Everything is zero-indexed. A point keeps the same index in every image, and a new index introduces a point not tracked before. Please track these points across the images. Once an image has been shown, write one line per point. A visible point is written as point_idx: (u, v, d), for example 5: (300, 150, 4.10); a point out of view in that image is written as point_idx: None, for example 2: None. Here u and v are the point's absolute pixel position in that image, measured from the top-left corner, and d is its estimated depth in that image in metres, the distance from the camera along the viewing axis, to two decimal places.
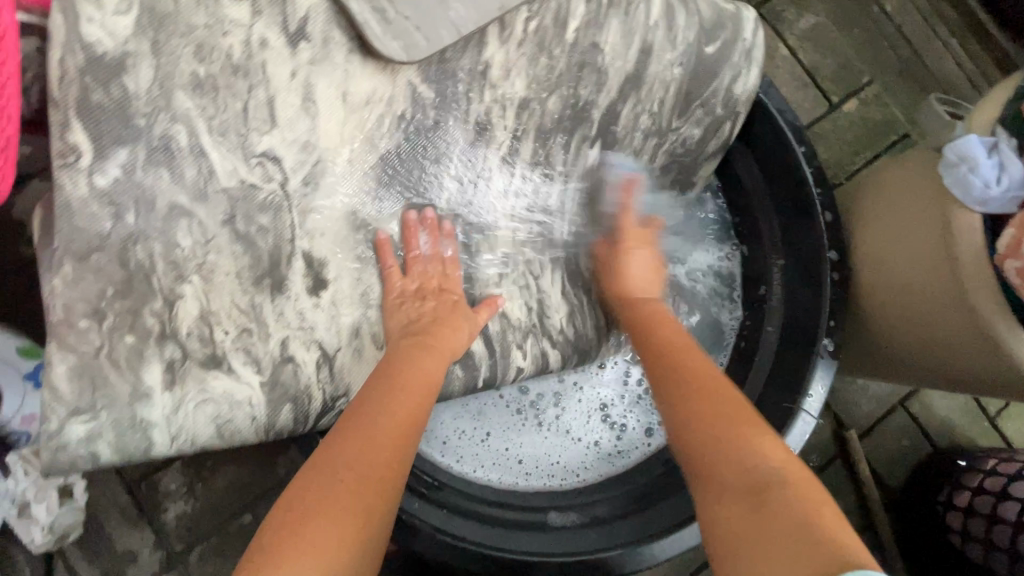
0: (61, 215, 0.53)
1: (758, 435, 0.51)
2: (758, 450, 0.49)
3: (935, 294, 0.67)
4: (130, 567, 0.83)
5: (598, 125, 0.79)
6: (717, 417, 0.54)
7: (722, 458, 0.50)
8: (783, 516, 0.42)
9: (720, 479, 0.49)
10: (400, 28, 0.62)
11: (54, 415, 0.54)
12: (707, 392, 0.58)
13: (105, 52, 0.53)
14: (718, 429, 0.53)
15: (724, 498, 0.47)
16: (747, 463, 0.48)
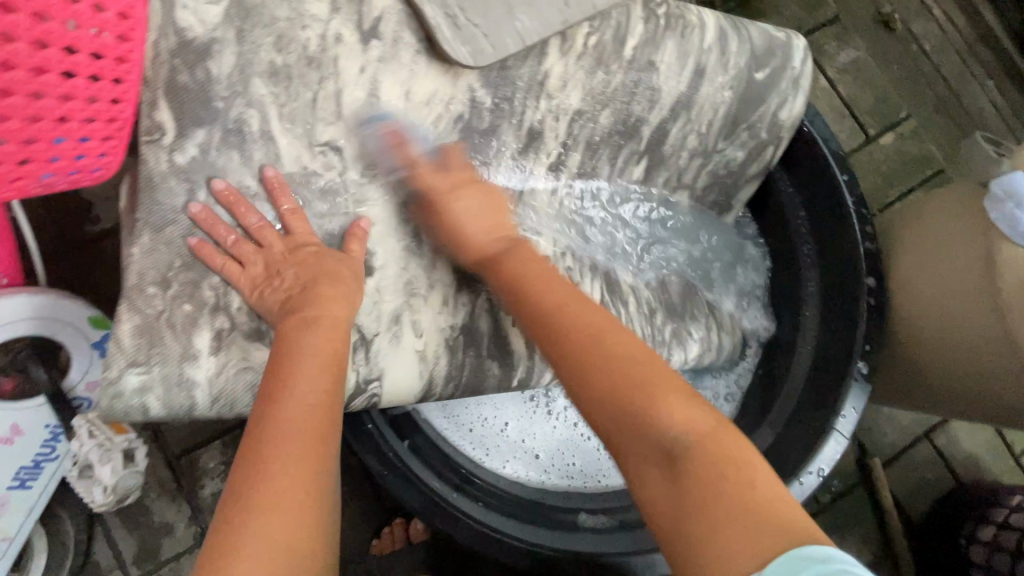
0: (144, 190, 0.57)
1: (662, 395, 0.48)
2: (665, 415, 0.48)
3: (974, 323, 0.68)
4: (166, 538, 0.90)
5: (648, 142, 0.81)
6: (619, 383, 0.50)
7: (637, 436, 0.48)
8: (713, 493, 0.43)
9: (636, 457, 0.48)
10: (469, 35, 0.64)
11: (114, 363, 0.55)
12: (603, 352, 0.53)
13: (195, 37, 0.56)
14: (627, 401, 0.49)
15: (649, 471, 0.47)
16: (662, 433, 0.47)
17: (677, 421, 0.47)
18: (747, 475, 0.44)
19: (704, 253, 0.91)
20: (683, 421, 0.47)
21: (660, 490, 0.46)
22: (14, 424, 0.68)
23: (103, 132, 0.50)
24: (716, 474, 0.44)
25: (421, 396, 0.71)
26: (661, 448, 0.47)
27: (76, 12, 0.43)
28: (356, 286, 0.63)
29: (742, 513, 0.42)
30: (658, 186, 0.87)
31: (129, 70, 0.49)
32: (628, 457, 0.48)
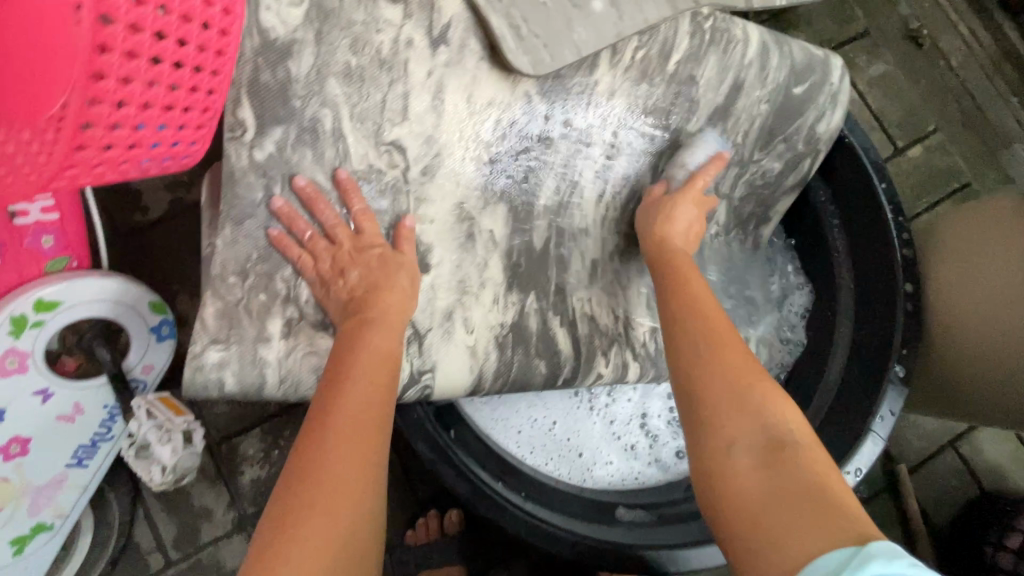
0: (226, 184, 0.60)
1: (782, 401, 0.53)
2: (777, 410, 0.53)
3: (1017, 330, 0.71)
4: (206, 522, 0.91)
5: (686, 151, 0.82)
6: (741, 376, 0.55)
7: (752, 420, 0.52)
8: (805, 485, 0.47)
9: (739, 437, 0.51)
10: (531, 45, 0.66)
11: (198, 339, 0.59)
12: (726, 346, 0.57)
13: (278, 38, 0.58)
14: (750, 393, 0.53)
15: (740, 454, 0.51)
16: (766, 423, 0.52)
17: (793, 424, 0.52)
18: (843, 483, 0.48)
19: (742, 262, 0.92)
20: (793, 418, 0.52)
21: (753, 473, 0.49)
22: (77, 403, 0.70)
23: (198, 120, 0.48)
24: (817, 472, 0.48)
25: (471, 391, 0.72)
26: (764, 433, 0.51)
27: (190, 6, 0.40)
28: (412, 290, 0.65)
29: (835, 506, 0.45)
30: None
31: (227, 60, 0.46)
32: (723, 435, 0.52)
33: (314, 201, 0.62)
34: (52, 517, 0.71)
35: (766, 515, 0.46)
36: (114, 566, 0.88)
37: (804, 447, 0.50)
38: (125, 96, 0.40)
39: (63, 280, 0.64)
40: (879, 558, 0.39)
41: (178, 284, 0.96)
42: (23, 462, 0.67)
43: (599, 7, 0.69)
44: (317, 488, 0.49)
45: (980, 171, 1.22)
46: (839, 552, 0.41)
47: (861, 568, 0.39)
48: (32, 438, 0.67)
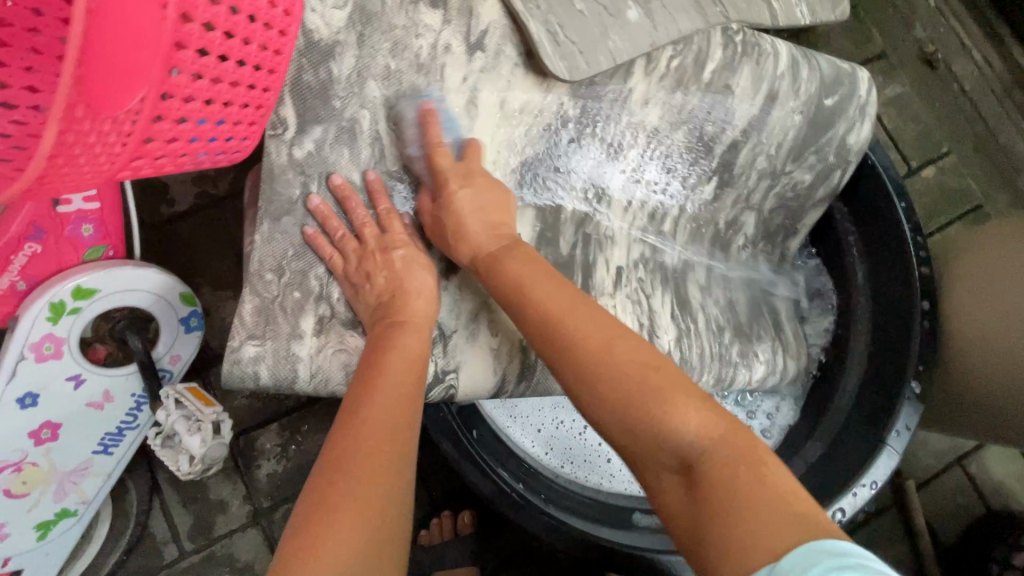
0: (266, 181, 0.61)
1: (674, 399, 0.50)
2: (676, 420, 0.49)
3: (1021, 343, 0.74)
4: (221, 516, 0.92)
5: (719, 161, 0.85)
6: (630, 390, 0.51)
7: (649, 443, 0.50)
8: (729, 501, 0.44)
9: (654, 463, 0.50)
10: (567, 51, 0.67)
11: (236, 334, 0.60)
12: (605, 361, 0.53)
13: (321, 39, 0.59)
14: (638, 403, 0.50)
15: (666, 481, 0.50)
16: (663, 440, 0.49)
17: (692, 426, 0.49)
18: (756, 473, 0.45)
19: (771, 275, 0.95)
20: (697, 424, 0.49)
21: (680, 492, 0.49)
22: (107, 391, 0.71)
23: (251, 117, 0.49)
24: (729, 477, 0.45)
25: (492, 394, 0.72)
26: (669, 453, 0.49)
27: (256, 8, 0.42)
28: (432, 295, 0.65)
29: (747, 513, 0.43)
30: (726, 207, 0.90)
31: (282, 60, 0.48)
32: (647, 464, 0.51)
33: (348, 200, 0.63)
34: (76, 502, 0.73)
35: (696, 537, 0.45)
36: (128, 555, 0.88)
37: (715, 457, 0.47)
38: (195, 91, 0.41)
39: (99, 268, 0.65)
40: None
41: (201, 277, 0.97)
42: (53, 447, 0.69)
43: (634, 16, 0.70)
44: (349, 484, 0.49)
45: (991, 193, 1.24)
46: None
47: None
48: (63, 424, 0.69)
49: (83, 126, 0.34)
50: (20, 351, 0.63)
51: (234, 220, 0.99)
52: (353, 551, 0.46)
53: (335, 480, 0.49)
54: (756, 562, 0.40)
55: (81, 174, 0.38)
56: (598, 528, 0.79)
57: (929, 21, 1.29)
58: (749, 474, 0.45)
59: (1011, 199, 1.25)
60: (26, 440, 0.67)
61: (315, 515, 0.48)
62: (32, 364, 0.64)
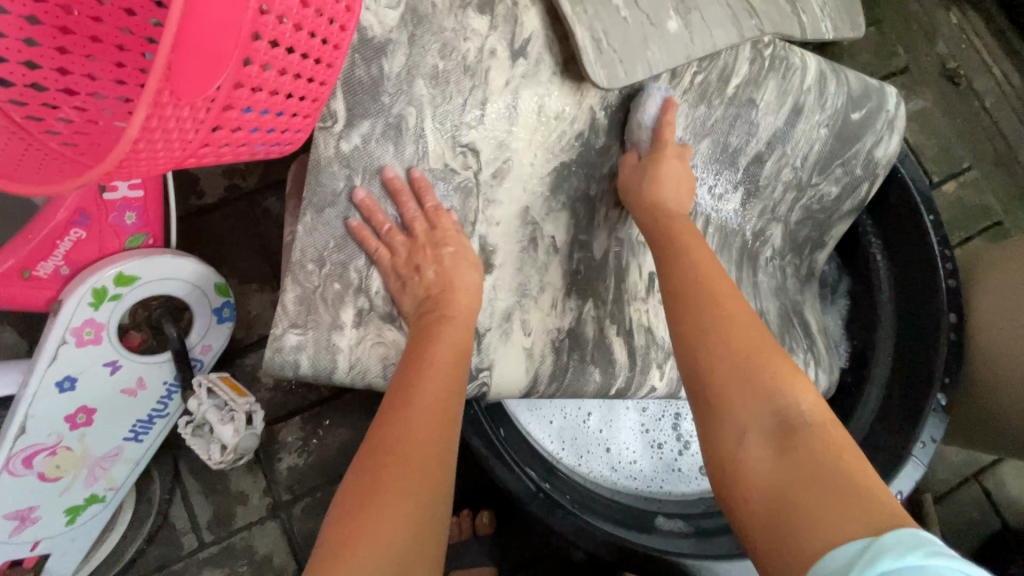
0: (311, 172, 0.62)
1: (790, 375, 0.51)
2: (790, 387, 0.50)
3: None
4: (241, 507, 0.92)
5: (745, 173, 0.87)
6: (745, 350, 0.52)
7: (758, 401, 0.50)
8: (826, 477, 0.44)
9: (750, 424, 0.49)
10: (608, 59, 0.67)
11: (278, 323, 0.61)
12: (727, 319, 0.55)
13: (374, 36, 0.60)
14: (755, 365, 0.52)
15: (748, 443, 0.49)
16: (775, 403, 0.49)
17: (804, 402, 0.50)
18: (860, 463, 0.46)
19: (798, 288, 0.98)
20: (808, 398, 0.50)
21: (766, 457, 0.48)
22: (140, 378, 0.72)
23: (306, 110, 0.48)
24: (832, 456, 0.46)
25: (525, 391, 0.73)
26: (773, 416, 0.49)
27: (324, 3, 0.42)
28: (476, 297, 0.66)
29: (849, 490, 0.43)
30: (753, 219, 0.91)
31: (340, 55, 0.47)
32: (731, 423, 0.50)
33: (400, 192, 0.64)
34: (105, 489, 0.74)
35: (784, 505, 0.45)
36: (148, 544, 0.88)
37: (820, 431, 0.48)
38: (262, 81, 0.41)
39: (142, 256, 0.66)
40: (893, 551, 0.37)
41: (228, 268, 0.97)
42: (87, 432, 0.70)
43: (673, 28, 0.71)
44: (401, 471, 0.50)
45: (1012, 210, 1.25)
46: (853, 545, 0.39)
47: (874, 565, 0.37)
48: (98, 409, 0.70)
49: (164, 111, 0.35)
50: (62, 335, 0.64)
51: (262, 214, 1.00)
52: (401, 538, 0.47)
53: (387, 465, 0.51)
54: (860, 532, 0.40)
55: (155, 159, 0.38)
56: (624, 528, 0.82)
57: (952, 38, 1.30)
58: (849, 456, 0.46)
59: None
60: (62, 424, 0.67)
61: (366, 498, 0.49)
62: (73, 349, 0.65)
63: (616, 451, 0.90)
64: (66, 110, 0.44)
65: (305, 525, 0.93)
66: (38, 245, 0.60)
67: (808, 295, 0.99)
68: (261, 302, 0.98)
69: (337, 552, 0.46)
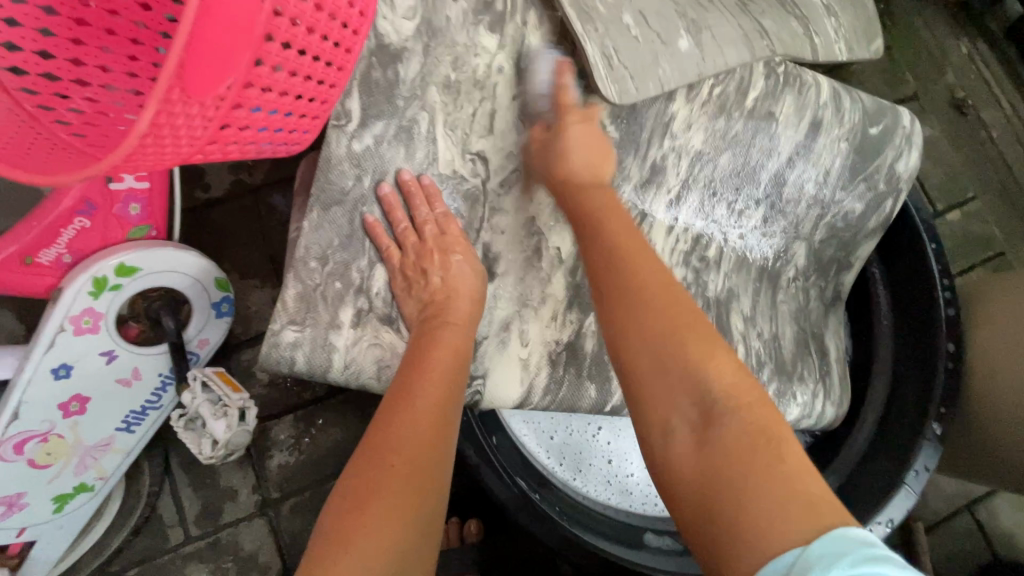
0: (321, 169, 0.62)
1: (713, 353, 0.50)
2: (711, 368, 0.49)
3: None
4: (229, 502, 0.91)
5: (766, 188, 0.87)
6: (665, 333, 0.52)
7: (679, 388, 0.49)
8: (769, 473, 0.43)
9: (673, 416, 0.49)
10: (619, 75, 0.66)
11: (277, 318, 0.61)
12: (657, 303, 0.54)
13: (391, 43, 0.61)
14: (673, 347, 0.51)
15: (675, 431, 0.49)
16: (694, 388, 0.49)
17: (725, 379, 0.49)
18: (786, 450, 0.45)
19: (819, 310, 0.96)
20: (731, 378, 0.49)
21: (689, 447, 0.47)
22: (136, 368, 0.72)
23: (315, 111, 0.49)
24: (754, 445, 0.45)
25: (518, 404, 0.72)
26: (696, 400, 0.48)
27: (337, 6, 0.43)
28: (479, 305, 0.67)
29: (790, 484, 0.42)
30: (777, 236, 0.91)
31: (352, 58, 0.47)
32: (656, 414, 0.50)
33: (414, 197, 0.65)
34: (95, 478, 0.74)
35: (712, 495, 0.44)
36: (135, 535, 0.88)
37: (745, 412, 0.47)
38: (273, 81, 0.42)
39: (144, 247, 0.66)
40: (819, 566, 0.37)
41: (230, 263, 0.98)
42: (80, 421, 0.70)
43: (684, 46, 0.72)
44: (397, 471, 0.51)
45: (1015, 243, 1.25)
46: (783, 559, 0.39)
47: None
48: (92, 398, 0.70)
49: (174, 107, 0.35)
50: (60, 322, 0.64)
51: (268, 210, 1.00)
52: (391, 540, 0.47)
53: (389, 463, 0.51)
54: (779, 544, 0.39)
55: (162, 154, 0.38)
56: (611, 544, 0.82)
57: (961, 68, 1.31)
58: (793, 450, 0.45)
59: None
60: (55, 412, 0.67)
61: (359, 499, 0.49)
62: (70, 336, 0.65)
63: (615, 461, 0.90)
64: (77, 100, 0.44)
65: (292, 524, 0.93)
66: (42, 232, 0.60)
67: (829, 321, 0.96)
68: (261, 297, 0.98)
69: (328, 550, 0.46)
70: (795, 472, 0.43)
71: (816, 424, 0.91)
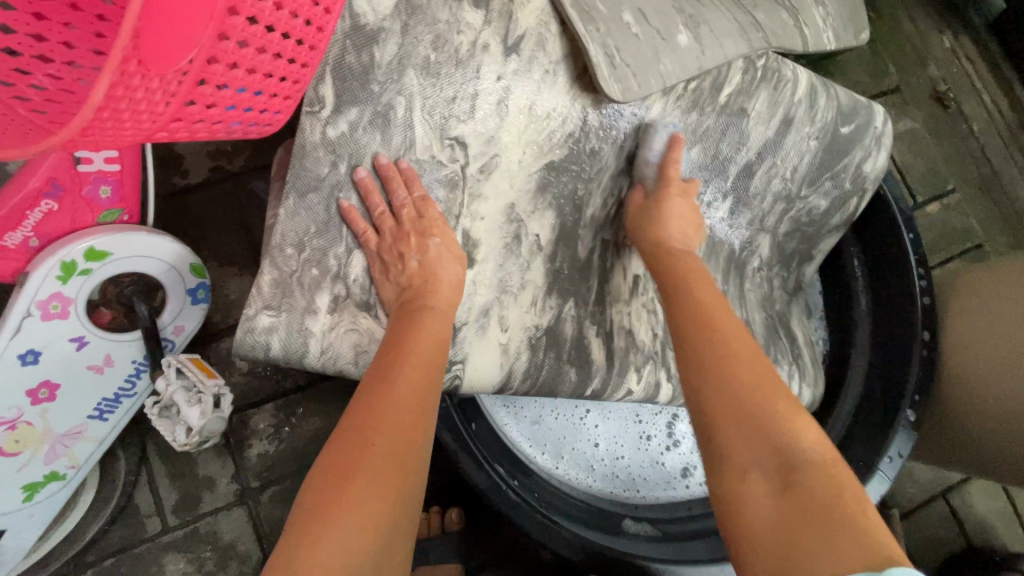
0: (296, 156, 0.62)
1: (795, 416, 0.53)
2: (793, 430, 0.52)
3: (992, 383, 0.78)
4: (208, 492, 0.91)
5: (733, 181, 0.87)
6: (755, 397, 0.54)
7: (764, 442, 0.52)
8: (830, 514, 0.45)
9: (751, 467, 0.51)
10: (622, 74, 0.68)
11: (251, 303, 0.61)
12: (751, 364, 0.58)
13: (367, 24, 0.60)
14: (767, 408, 0.53)
15: (748, 478, 0.50)
16: (779, 444, 0.51)
17: (807, 440, 0.51)
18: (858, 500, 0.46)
19: (784, 300, 0.97)
20: (810, 438, 0.52)
21: (766, 492, 0.49)
22: (108, 355, 0.71)
23: (287, 92, 0.47)
24: (831, 492, 0.47)
25: (499, 387, 0.72)
26: (776, 454, 0.50)
27: None
28: (456, 292, 0.66)
29: (851, 524, 0.44)
30: (741, 228, 0.91)
31: (325, 37, 0.46)
32: (732, 466, 0.52)
33: (390, 181, 0.64)
34: (66, 466, 0.73)
35: (790, 530, 0.45)
36: (110, 526, 0.87)
37: (814, 463, 0.49)
38: (240, 58, 0.40)
39: (114, 232, 0.65)
40: None
41: (208, 251, 0.96)
42: (50, 408, 0.69)
43: (683, 41, 0.73)
44: (377, 454, 0.50)
45: (992, 234, 1.27)
46: None
47: None
48: (62, 384, 0.69)
49: (132, 81, 0.34)
50: (27, 307, 0.62)
51: (247, 197, 0.99)
52: (365, 535, 0.46)
53: (369, 444, 0.50)
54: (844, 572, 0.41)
55: (122, 130, 0.37)
56: (591, 531, 0.82)
57: (943, 62, 1.32)
58: (848, 489, 0.47)
59: (1012, 242, 1.27)
60: (23, 398, 0.66)
61: (330, 485, 0.48)
62: (38, 321, 0.64)
63: (592, 445, 0.91)
64: (38, 77, 0.42)
65: (272, 512, 0.92)
66: (7, 214, 0.58)
67: (793, 308, 0.98)
68: (240, 286, 0.97)
69: (310, 543, 0.45)
70: (855, 507, 0.46)
71: None
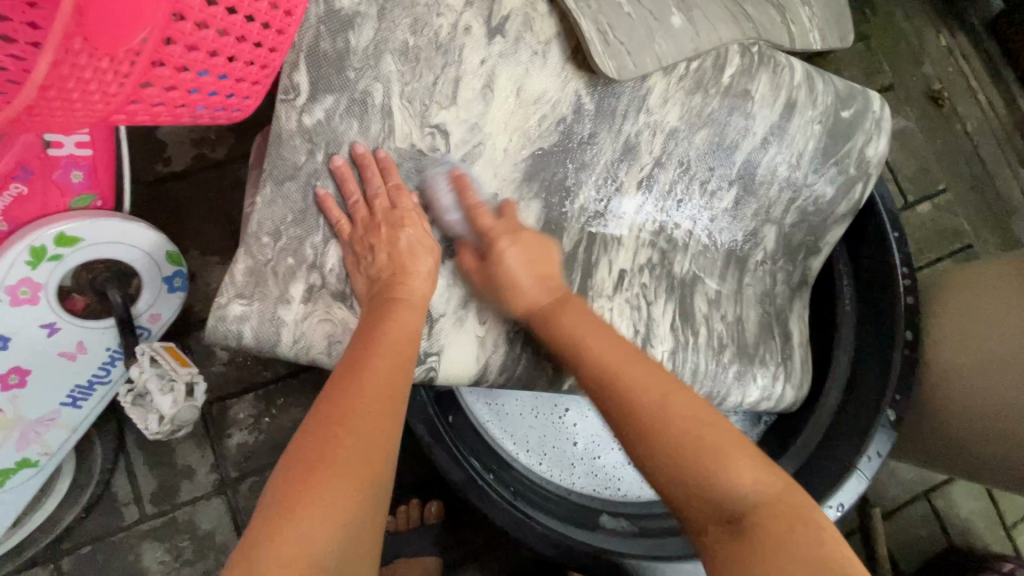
0: (272, 144, 0.61)
1: (736, 457, 0.51)
2: (736, 474, 0.50)
3: (972, 390, 0.78)
4: (186, 481, 0.90)
5: (739, 169, 0.86)
6: (685, 450, 0.52)
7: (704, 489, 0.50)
8: (794, 555, 0.46)
9: (707, 513, 0.50)
10: (616, 50, 0.68)
11: (224, 292, 0.60)
12: (674, 417, 0.54)
13: (342, 8, 0.60)
14: (696, 463, 0.51)
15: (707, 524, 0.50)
16: (724, 492, 0.50)
17: (753, 484, 0.50)
18: (822, 538, 0.47)
19: (787, 294, 0.96)
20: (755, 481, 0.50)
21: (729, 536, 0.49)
22: (81, 342, 0.71)
23: (255, 76, 0.46)
24: (789, 529, 0.47)
25: (475, 378, 0.71)
26: (724, 501, 0.49)
27: None
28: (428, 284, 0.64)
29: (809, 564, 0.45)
30: (747, 219, 0.90)
31: (293, 21, 0.45)
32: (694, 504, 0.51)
33: (366, 170, 0.63)
34: (38, 453, 0.73)
35: None
36: (88, 513, 0.87)
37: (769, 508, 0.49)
38: (199, 40, 0.39)
39: (87, 218, 0.64)
40: None
41: (190, 239, 0.95)
42: (20, 394, 0.68)
43: (677, 22, 0.73)
44: (345, 449, 0.49)
45: (984, 236, 1.26)
46: None
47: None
48: (32, 370, 0.69)
49: (79, 58, 0.34)
50: None
51: (230, 183, 0.98)
52: (328, 538, 0.45)
53: (331, 438, 0.50)
54: None
55: (74, 110, 0.37)
56: (567, 527, 0.82)
57: (938, 61, 1.31)
58: (809, 526, 0.48)
59: (1003, 242, 1.26)
60: None
61: (298, 480, 0.47)
62: (7, 307, 0.63)
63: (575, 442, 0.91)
64: None
65: (251, 504, 0.92)
66: None
67: (796, 304, 0.96)
68: (221, 275, 0.96)
69: (263, 542, 0.44)
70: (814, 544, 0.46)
71: (775, 406, 0.91)
